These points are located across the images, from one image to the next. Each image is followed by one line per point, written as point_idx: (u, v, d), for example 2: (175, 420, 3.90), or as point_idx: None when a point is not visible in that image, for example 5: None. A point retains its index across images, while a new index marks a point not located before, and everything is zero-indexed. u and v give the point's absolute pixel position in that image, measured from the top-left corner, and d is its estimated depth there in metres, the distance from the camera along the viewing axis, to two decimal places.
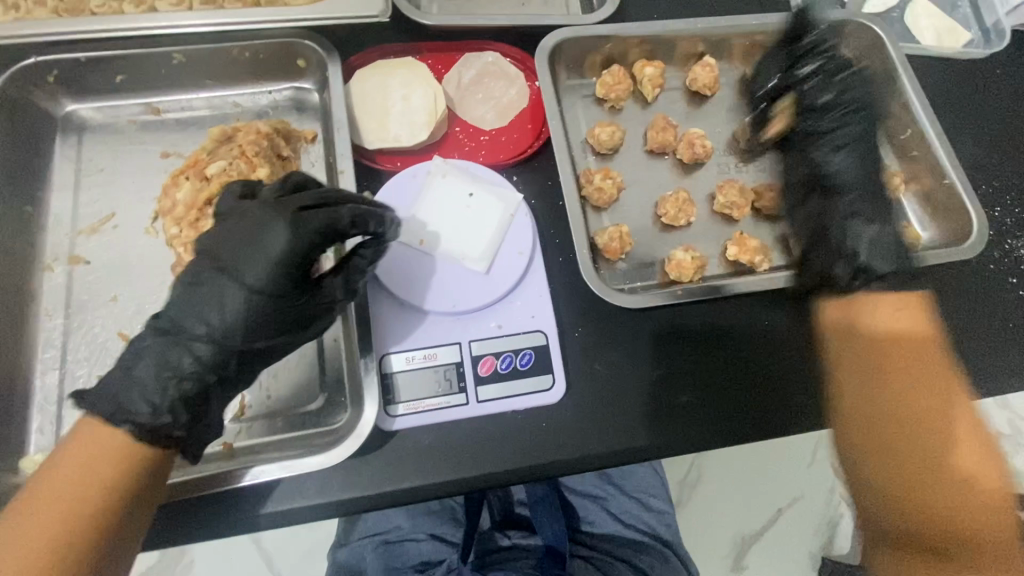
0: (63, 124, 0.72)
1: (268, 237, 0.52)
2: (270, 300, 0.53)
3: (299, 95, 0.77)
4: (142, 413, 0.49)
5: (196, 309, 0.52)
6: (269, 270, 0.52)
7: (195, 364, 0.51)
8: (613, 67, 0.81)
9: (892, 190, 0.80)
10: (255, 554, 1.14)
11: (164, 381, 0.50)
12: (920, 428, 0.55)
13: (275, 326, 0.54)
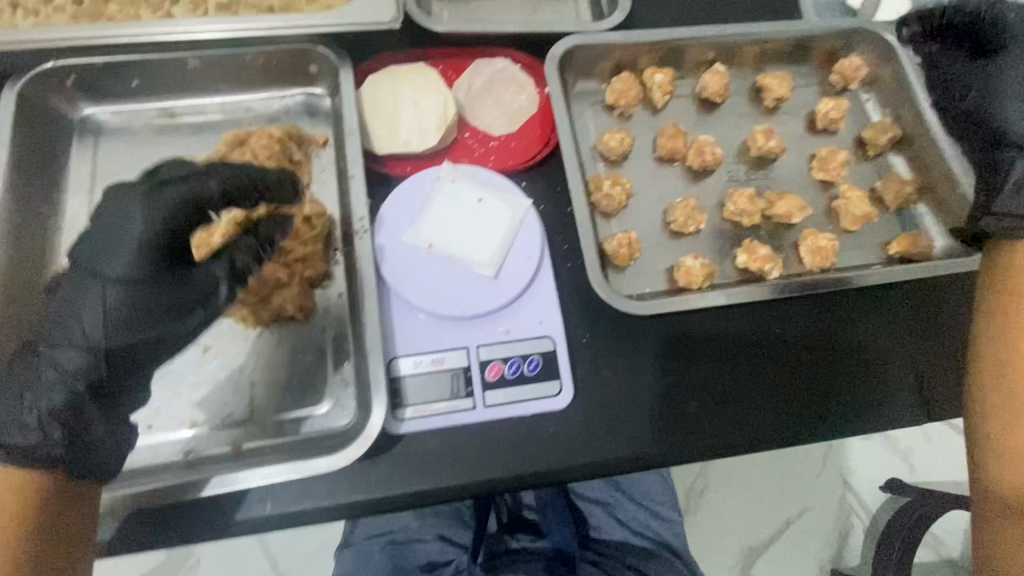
0: (79, 128, 0.73)
1: (126, 223, 0.54)
2: (116, 295, 0.54)
3: (311, 100, 0.78)
4: (22, 440, 0.49)
5: (75, 311, 0.53)
6: (123, 260, 0.54)
7: (62, 372, 0.51)
8: (622, 74, 0.81)
9: (904, 199, 0.80)
10: (261, 553, 1.14)
11: (44, 397, 0.51)
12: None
13: (153, 318, 0.55)
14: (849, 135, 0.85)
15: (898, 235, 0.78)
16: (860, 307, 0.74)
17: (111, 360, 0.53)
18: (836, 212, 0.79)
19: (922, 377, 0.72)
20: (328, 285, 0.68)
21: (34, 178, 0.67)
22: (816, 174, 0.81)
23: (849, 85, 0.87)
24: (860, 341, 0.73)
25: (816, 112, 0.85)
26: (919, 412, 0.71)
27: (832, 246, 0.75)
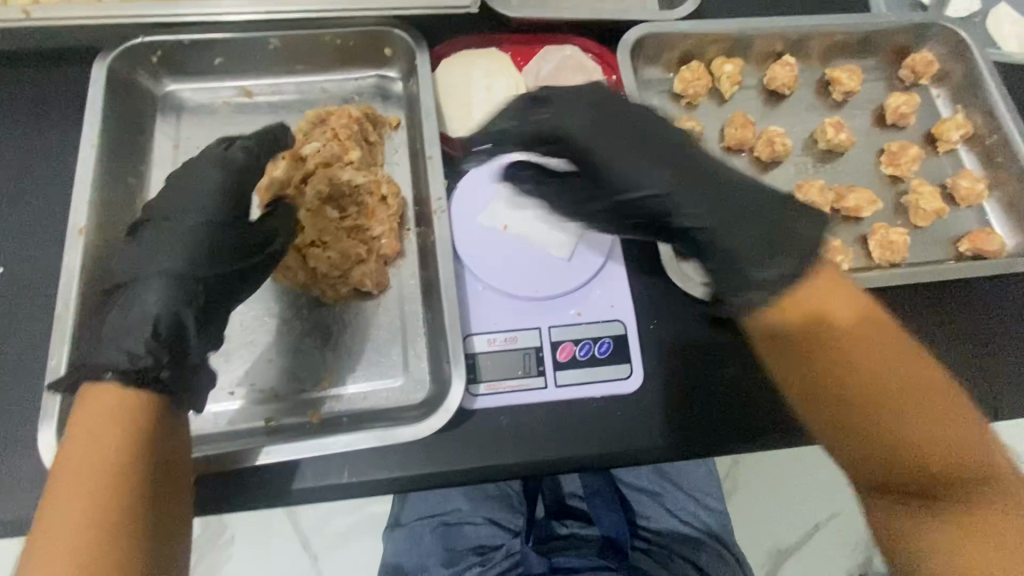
0: (163, 103, 0.75)
1: (205, 180, 0.61)
2: (199, 230, 0.58)
3: (383, 83, 0.79)
4: (118, 361, 0.48)
5: (167, 248, 0.56)
6: (211, 205, 0.60)
7: (162, 297, 0.53)
8: (692, 64, 0.81)
9: (976, 196, 0.78)
10: (292, 533, 1.08)
11: (138, 326, 0.51)
12: (924, 376, 0.46)
13: (240, 246, 0.60)
14: (917, 131, 0.84)
15: (969, 232, 0.77)
16: (923, 305, 0.73)
17: (198, 288, 0.56)
18: (905, 207, 0.78)
19: (987, 376, 0.71)
20: (402, 264, 0.70)
21: (123, 150, 0.70)
22: (884, 169, 0.80)
23: (919, 80, 0.85)
24: (925, 338, 0.72)
25: (885, 107, 0.84)
26: (985, 410, 0.70)
27: (904, 241, 0.74)
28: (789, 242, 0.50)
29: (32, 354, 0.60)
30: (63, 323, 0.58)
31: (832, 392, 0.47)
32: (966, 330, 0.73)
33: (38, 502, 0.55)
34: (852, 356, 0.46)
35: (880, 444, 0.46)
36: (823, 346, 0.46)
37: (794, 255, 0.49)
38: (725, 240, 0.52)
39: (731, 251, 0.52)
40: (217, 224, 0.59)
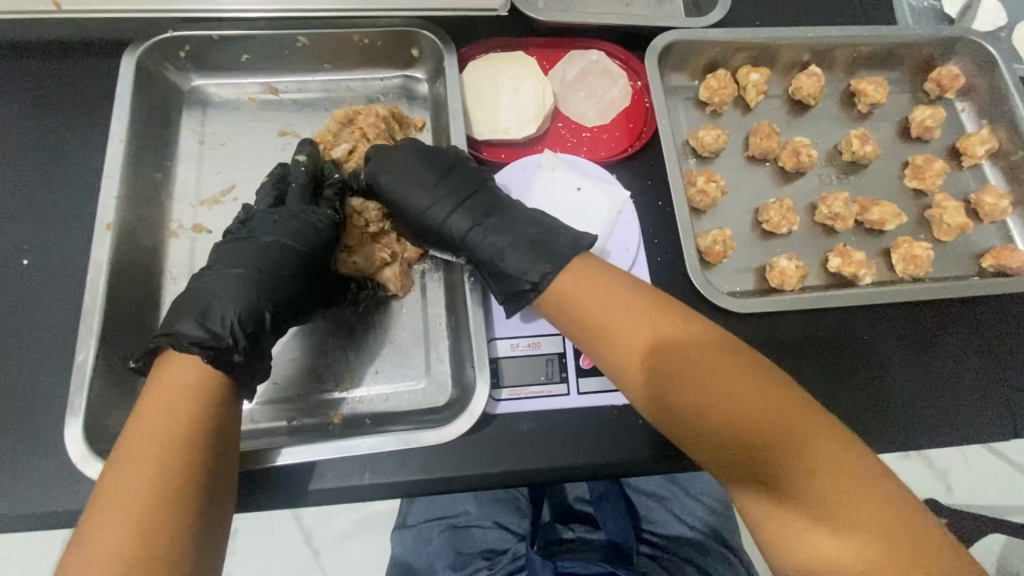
0: (188, 98, 0.75)
1: (315, 210, 0.63)
2: (294, 257, 0.61)
3: (408, 83, 0.79)
4: (200, 335, 0.51)
5: (260, 265, 0.58)
6: (315, 236, 0.62)
7: (244, 305, 0.55)
8: (718, 72, 0.81)
9: (999, 213, 0.78)
10: (296, 528, 1.08)
11: (221, 320, 0.53)
12: (704, 351, 0.49)
13: (321, 283, 0.63)
14: (940, 145, 0.84)
15: (992, 249, 0.77)
16: (947, 319, 0.73)
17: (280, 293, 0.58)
18: (928, 221, 0.78)
19: (1012, 394, 0.70)
20: (425, 266, 0.70)
21: (149, 144, 0.70)
22: (908, 182, 0.80)
23: (944, 94, 0.85)
24: (948, 352, 0.71)
25: (909, 120, 0.83)
26: (1008, 429, 0.69)
27: (928, 255, 0.73)
28: (549, 251, 0.57)
29: (59, 347, 0.60)
30: (91, 317, 0.58)
31: (658, 371, 0.50)
32: (991, 347, 0.72)
33: (62, 495, 0.55)
34: (669, 341, 0.50)
35: (725, 426, 0.47)
36: (653, 346, 0.50)
37: (538, 258, 0.57)
38: (509, 251, 0.59)
39: (504, 254, 0.59)
40: (316, 240, 0.62)
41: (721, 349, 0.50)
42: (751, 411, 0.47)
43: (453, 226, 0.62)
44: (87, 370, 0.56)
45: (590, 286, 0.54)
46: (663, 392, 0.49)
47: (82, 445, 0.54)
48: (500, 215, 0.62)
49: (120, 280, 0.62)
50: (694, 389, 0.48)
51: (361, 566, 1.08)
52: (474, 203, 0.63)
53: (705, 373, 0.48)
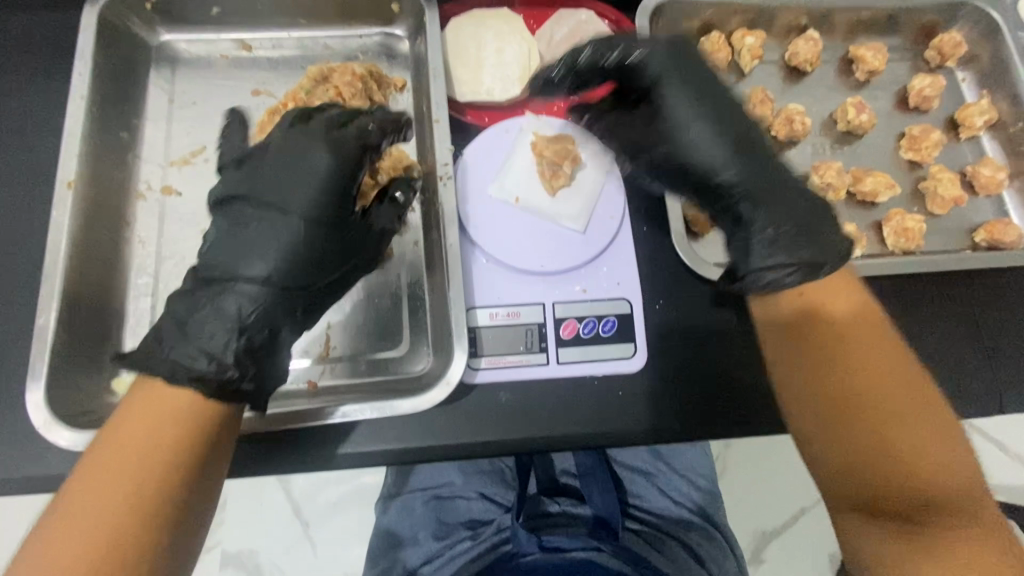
0: (156, 53, 0.72)
1: (315, 161, 0.53)
2: (309, 226, 0.52)
3: (389, 41, 0.75)
4: (205, 368, 0.46)
5: (251, 245, 0.51)
6: (318, 198, 0.53)
7: (244, 305, 0.49)
8: (712, 34, 0.78)
9: (996, 185, 0.76)
10: (284, 499, 1.08)
11: (223, 325, 0.48)
12: (909, 399, 0.50)
13: (331, 259, 0.54)
14: (939, 116, 0.81)
15: (987, 223, 0.75)
16: (938, 292, 0.71)
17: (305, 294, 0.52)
18: (921, 194, 0.77)
19: (1001, 370, 0.69)
20: (404, 232, 0.68)
21: (114, 102, 0.66)
22: (904, 154, 0.78)
23: (945, 62, 0.82)
24: (935, 328, 0.70)
25: (908, 89, 0.81)
26: (993, 403, 0.68)
27: (920, 228, 0.72)
28: (786, 244, 0.54)
29: (21, 310, 0.58)
30: (53, 279, 0.56)
31: (852, 411, 0.51)
32: (983, 321, 0.71)
33: (28, 461, 0.54)
34: (871, 383, 0.51)
35: (894, 472, 0.48)
36: (862, 369, 0.51)
37: (804, 247, 0.54)
38: (770, 219, 0.55)
39: (772, 230, 0.54)
40: (330, 210, 0.53)
41: (923, 401, 0.50)
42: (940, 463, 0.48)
43: (709, 158, 0.57)
44: (48, 334, 0.54)
45: (846, 310, 0.54)
46: (860, 421, 0.50)
47: (44, 410, 0.52)
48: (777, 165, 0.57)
49: (83, 243, 0.60)
50: (887, 428, 0.49)
51: (348, 539, 1.08)
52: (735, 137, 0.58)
53: (905, 418, 0.49)
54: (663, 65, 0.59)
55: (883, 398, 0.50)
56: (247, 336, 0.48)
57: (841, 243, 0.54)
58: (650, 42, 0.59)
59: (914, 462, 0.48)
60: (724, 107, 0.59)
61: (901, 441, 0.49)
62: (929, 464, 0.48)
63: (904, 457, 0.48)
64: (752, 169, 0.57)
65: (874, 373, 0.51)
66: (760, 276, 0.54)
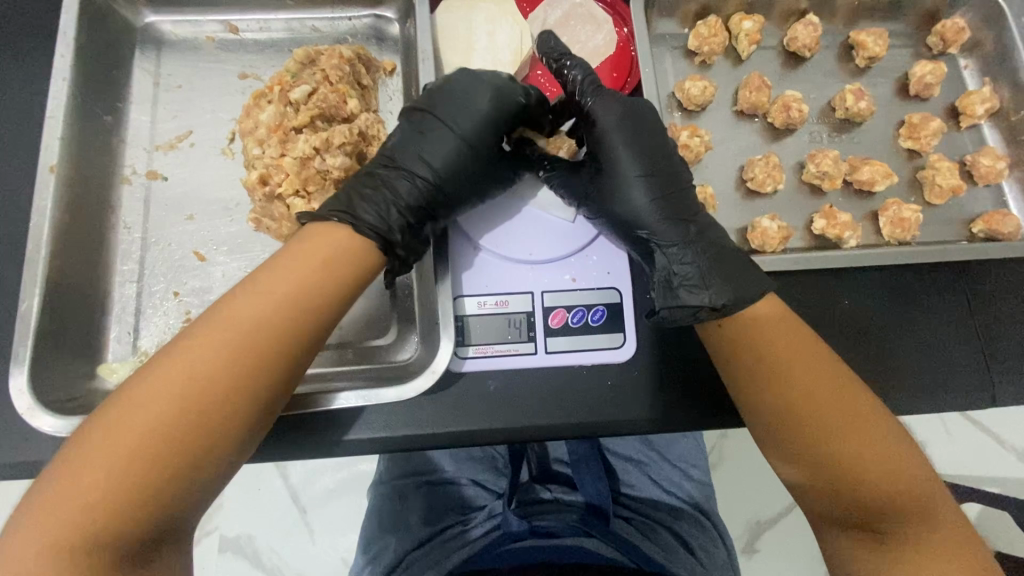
0: (141, 36, 0.71)
1: (484, 90, 0.59)
2: (464, 141, 0.58)
3: (378, 24, 0.74)
4: (368, 222, 0.53)
5: (416, 148, 0.58)
6: (482, 120, 0.59)
7: (400, 194, 0.56)
8: (709, 18, 0.76)
9: (995, 175, 0.75)
10: (281, 485, 1.08)
11: (385, 201, 0.55)
12: (851, 416, 0.50)
13: (476, 174, 0.60)
14: (939, 104, 0.80)
15: (985, 213, 0.74)
16: (932, 283, 0.70)
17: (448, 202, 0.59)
18: (920, 183, 0.75)
19: (994, 363, 0.68)
20: None
21: (99, 83, 0.65)
22: (903, 143, 0.76)
23: (947, 49, 0.80)
24: (929, 319, 0.69)
25: (909, 76, 0.79)
26: (984, 396, 0.67)
27: (916, 218, 0.71)
28: (688, 285, 0.56)
29: (9, 295, 0.58)
30: (35, 264, 0.55)
31: (803, 424, 0.51)
32: (977, 312, 0.70)
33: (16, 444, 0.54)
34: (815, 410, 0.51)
35: (848, 481, 0.49)
36: (810, 384, 0.51)
37: (708, 287, 0.55)
38: (677, 264, 0.57)
39: (672, 271, 0.57)
40: (489, 132, 0.59)
41: (867, 409, 0.51)
42: (890, 470, 0.49)
43: (634, 208, 0.59)
44: (31, 320, 0.54)
45: (787, 331, 0.54)
46: (810, 433, 0.50)
47: (27, 396, 0.52)
48: (702, 225, 0.58)
49: (68, 228, 0.59)
50: (838, 445, 0.49)
51: (345, 525, 1.09)
52: (660, 190, 0.59)
53: (846, 436, 0.50)
54: (611, 120, 0.60)
55: (831, 410, 0.50)
56: (399, 220, 0.55)
57: (753, 289, 0.55)
58: (608, 95, 0.60)
59: (870, 469, 0.49)
60: (658, 163, 0.60)
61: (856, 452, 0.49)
62: (885, 469, 0.49)
63: (860, 466, 0.49)
64: (673, 224, 0.58)
65: (819, 387, 0.51)
66: (667, 302, 0.56)
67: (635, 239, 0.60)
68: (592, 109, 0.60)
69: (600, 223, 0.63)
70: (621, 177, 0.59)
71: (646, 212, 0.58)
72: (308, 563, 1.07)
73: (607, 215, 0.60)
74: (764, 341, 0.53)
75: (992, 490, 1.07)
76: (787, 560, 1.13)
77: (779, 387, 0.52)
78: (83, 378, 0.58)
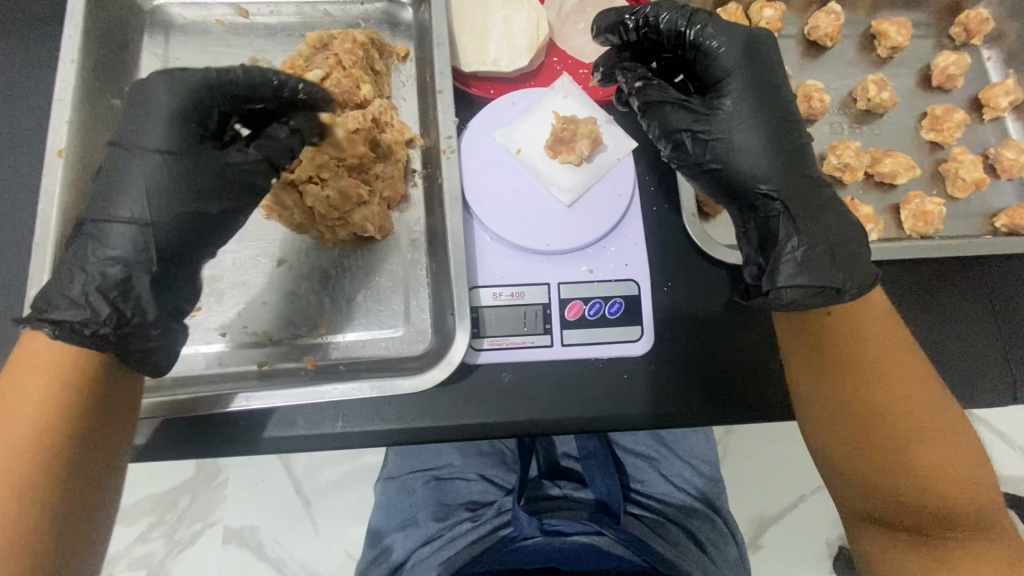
0: (150, 18, 0.69)
1: (163, 102, 0.50)
2: (155, 171, 0.50)
3: (392, 8, 0.72)
4: (64, 312, 0.45)
5: (121, 192, 0.49)
6: (171, 134, 0.50)
7: (114, 253, 0.47)
8: (729, 6, 0.74)
9: (1019, 169, 0.74)
10: (285, 476, 1.08)
11: (88, 270, 0.46)
12: (928, 416, 0.50)
13: (179, 201, 0.50)
14: (962, 96, 0.78)
15: (1008, 208, 0.72)
16: (955, 277, 0.69)
17: (167, 249, 0.49)
18: (942, 176, 0.74)
19: (1017, 358, 0.67)
20: (406, 209, 0.67)
21: (106, 67, 0.64)
22: (925, 135, 0.75)
23: (971, 39, 0.79)
24: (952, 316, 0.68)
25: (932, 66, 0.77)
26: (1008, 393, 0.66)
27: (939, 212, 0.69)
28: (813, 258, 0.50)
29: (18, 282, 0.57)
30: (43, 251, 0.54)
31: (884, 416, 0.50)
32: (1000, 309, 0.69)
33: None
34: (890, 396, 0.51)
35: (912, 481, 0.49)
36: (894, 379, 0.51)
37: (831, 266, 0.50)
38: (801, 233, 0.51)
39: (798, 237, 0.51)
40: (179, 153, 0.50)
41: (944, 411, 0.51)
42: (959, 474, 0.49)
43: (753, 167, 0.53)
44: (39, 306, 0.53)
45: (882, 323, 0.53)
46: (889, 424, 0.50)
47: None
48: (818, 191, 0.54)
49: (76, 214, 0.58)
50: (911, 442, 0.50)
51: (348, 517, 1.08)
52: (779, 148, 0.54)
53: (921, 426, 0.50)
54: (736, 60, 0.55)
55: (914, 405, 0.50)
56: (107, 294, 0.46)
57: (868, 267, 0.52)
58: (731, 34, 0.55)
59: (941, 470, 0.49)
60: (778, 120, 0.55)
61: (932, 451, 0.49)
62: (956, 473, 0.49)
63: (930, 467, 0.49)
64: (794, 186, 0.53)
65: (905, 383, 0.51)
66: (784, 279, 0.50)
67: (744, 195, 0.54)
68: (718, 48, 0.55)
69: (700, 178, 0.56)
70: (739, 130, 0.54)
71: (767, 171, 0.53)
72: (311, 554, 1.06)
73: (721, 161, 0.54)
74: (858, 327, 0.53)
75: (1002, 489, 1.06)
76: (792, 556, 1.13)
77: (858, 375, 0.52)
78: None
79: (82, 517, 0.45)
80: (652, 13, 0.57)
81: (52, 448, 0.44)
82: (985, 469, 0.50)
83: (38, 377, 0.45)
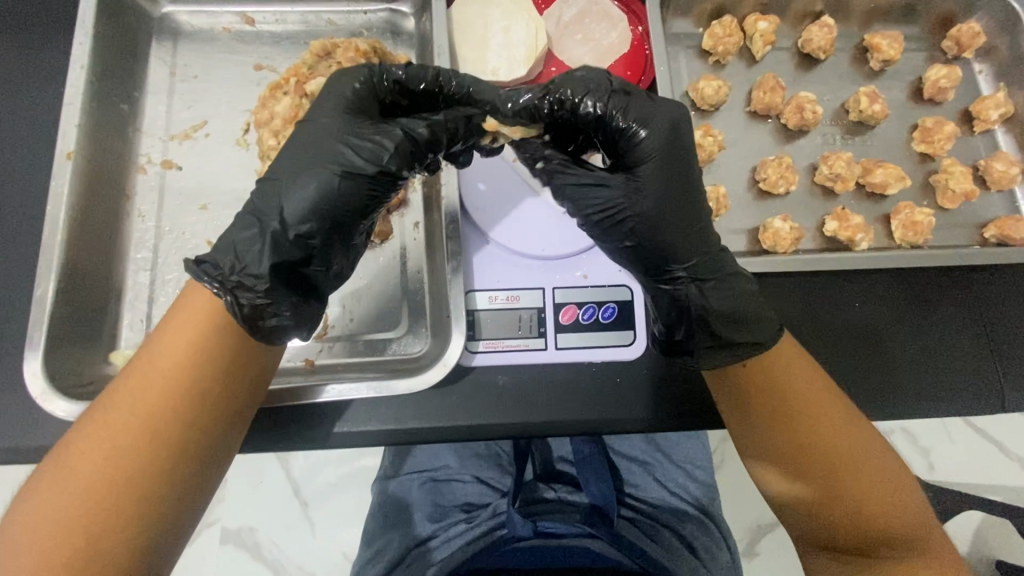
0: (158, 25, 0.71)
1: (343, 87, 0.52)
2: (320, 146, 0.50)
3: (394, 18, 0.74)
4: (217, 273, 0.46)
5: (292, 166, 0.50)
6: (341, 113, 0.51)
7: (265, 222, 0.47)
8: (724, 19, 0.76)
9: (1008, 181, 0.75)
10: (284, 478, 1.09)
11: (247, 235, 0.47)
12: (854, 452, 0.52)
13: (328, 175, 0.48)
14: (953, 108, 0.80)
15: (998, 219, 0.74)
16: (943, 287, 0.70)
17: (315, 222, 0.48)
18: (932, 187, 0.75)
19: (1004, 368, 0.68)
20: (404, 213, 0.68)
21: (115, 73, 0.66)
22: (916, 146, 0.76)
23: (963, 53, 0.80)
24: (940, 325, 0.69)
25: (923, 79, 0.79)
26: (995, 402, 0.67)
27: (929, 222, 0.70)
28: (726, 328, 0.53)
29: (26, 281, 0.59)
30: (51, 251, 0.56)
31: (813, 454, 0.52)
32: (988, 319, 0.70)
33: (31, 426, 0.55)
34: (820, 435, 0.52)
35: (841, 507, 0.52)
36: (819, 423, 0.53)
37: (741, 331, 0.53)
38: (715, 308, 0.52)
39: (712, 312, 0.52)
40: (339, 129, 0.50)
41: (870, 446, 0.53)
42: (885, 501, 0.51)
43: (671, 249, 0.51)
44: (46, 305, 0.54)
45: (805, 370, 0.54)
46: (817, 462, 0.52)
47: (42, 381, 0.53)
48: (725, 264, 0.54)
49: (83, 215, 0.59)
50: (839, 476, 0.52)
51: (346, 519, 1.09)
52: (694, 229, 0.52)
53: (848, 462, 0.52)
54: (657, 145, 0.50)
55: (840, 445, 0.52)
56: (246, 256, 0.46)
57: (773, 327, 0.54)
58: (652, 114, 0.50)
59: (866, 500, 0.51)
60: (691, 201, 0.52)
61: (857, 483, 0.52)
62: (881, 501, 0.51)
63: (859, 495, 0.51)
64: (703, 264, 0.52)
65: (830, 426, 0.52)
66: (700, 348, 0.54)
67: (657, 270, 0.53)
68: (640, 134, 0.50)
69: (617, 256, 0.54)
70: (658, 220, 0.51)
71: (684, 253, 0.52)
72: (309, 556, 1.07)
73: (640, 247, 0.52)
74: (779, 382, 0.53)
75: (996, 499, 1.07)
76: (788, 564, 1.13)
77: (784, 420, 0.53)
78: (96, 364, 0.58)
79: (176, 500, 0.44)
80: (570, 95, 0.50)
81: (196, 413, 0.45)
82: (910, 497, 0.52)
83: (182, 341, 0.46)
